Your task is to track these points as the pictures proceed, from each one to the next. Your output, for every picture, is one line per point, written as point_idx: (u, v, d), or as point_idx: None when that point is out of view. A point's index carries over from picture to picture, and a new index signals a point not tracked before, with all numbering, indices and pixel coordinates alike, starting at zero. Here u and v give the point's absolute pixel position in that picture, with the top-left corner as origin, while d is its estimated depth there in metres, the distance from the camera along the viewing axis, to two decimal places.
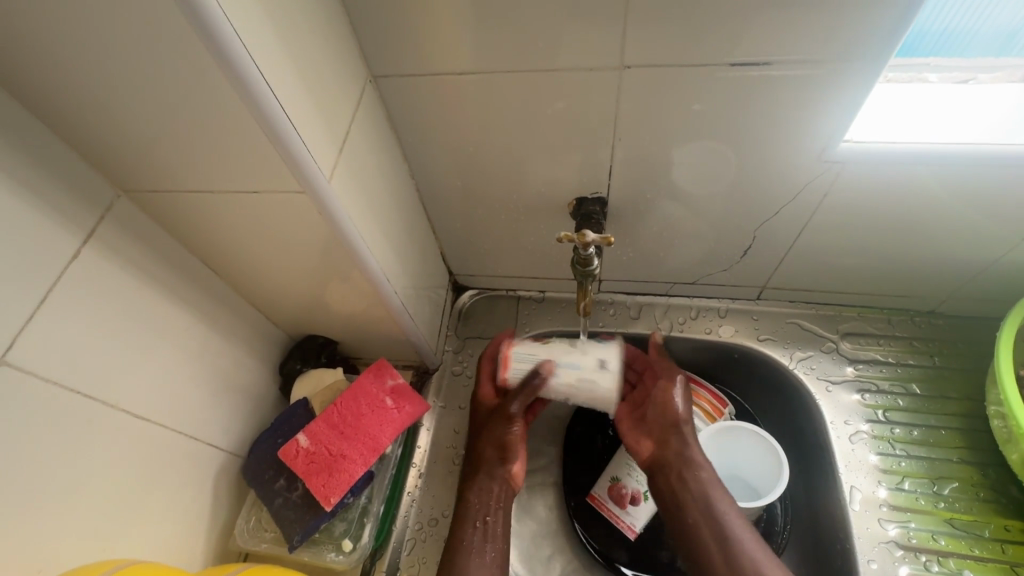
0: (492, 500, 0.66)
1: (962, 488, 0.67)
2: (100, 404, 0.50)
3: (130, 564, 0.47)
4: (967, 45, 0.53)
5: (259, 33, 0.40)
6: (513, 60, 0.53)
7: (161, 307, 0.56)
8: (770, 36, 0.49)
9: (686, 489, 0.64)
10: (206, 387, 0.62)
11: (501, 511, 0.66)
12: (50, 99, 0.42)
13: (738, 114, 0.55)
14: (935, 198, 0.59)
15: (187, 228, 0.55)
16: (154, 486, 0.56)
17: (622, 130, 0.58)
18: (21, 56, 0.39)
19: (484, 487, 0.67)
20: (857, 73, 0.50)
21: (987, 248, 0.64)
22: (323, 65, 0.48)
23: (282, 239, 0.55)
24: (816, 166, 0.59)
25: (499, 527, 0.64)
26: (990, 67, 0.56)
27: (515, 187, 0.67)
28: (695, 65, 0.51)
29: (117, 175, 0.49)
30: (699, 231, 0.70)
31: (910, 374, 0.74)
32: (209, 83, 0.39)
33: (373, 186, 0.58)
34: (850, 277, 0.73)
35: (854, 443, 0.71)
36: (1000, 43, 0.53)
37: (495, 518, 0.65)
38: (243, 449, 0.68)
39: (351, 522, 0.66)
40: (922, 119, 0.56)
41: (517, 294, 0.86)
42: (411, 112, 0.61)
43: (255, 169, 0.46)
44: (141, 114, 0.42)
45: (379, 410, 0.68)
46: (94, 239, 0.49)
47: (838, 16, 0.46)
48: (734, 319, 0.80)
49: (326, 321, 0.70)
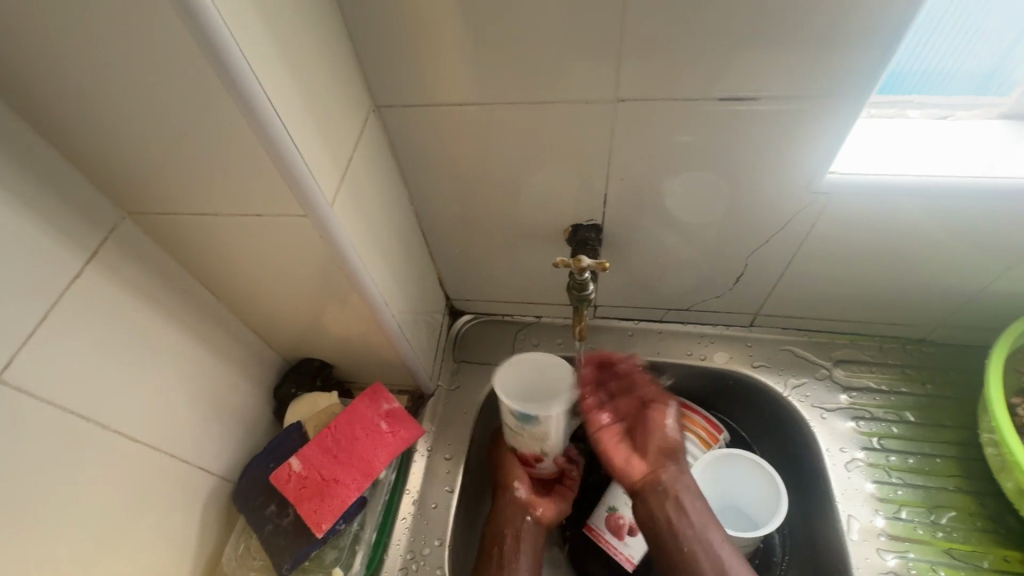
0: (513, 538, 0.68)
1: (960, 517, 0.66)
2: (92, 425, 0.50)
3: None
4: (948, 84, 0.59)
5: (268, 65, 0.41)
6: (510, 93, 0.55)
7: (158, 327, 0.56)
8: (755, 75, 0.51)
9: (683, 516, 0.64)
10: (198, 409, 0.61)
11: (524, 549, 0.67)
12: (63, 123, 0.43)
13: (728, 147, 0.57)
14: (922, 227, 0.61)
15: (189, 251, 0.56)
16: (142, 510, 0.55)
17: (617, 159, 0.60)
18: (40, 83, 0.41)
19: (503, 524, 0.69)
20: (839, 109, 0.53)
21: (974, 276, 0.66)
22: (329, 95, 0.50)
23: (282, 261, 0.56)
24: (806, 197, 0.60)
25: (518, 563, 0.66)
26: (969, 105, 0.60)
27: (512, 214, 0.69)
28: (685, 99, 0.54)
29: (123, 198, 0.50)
30: (693, 259, 0.71)
31: (903, 402, 0.74)
32: (219, 109, 0.41)
33: (372, 211, 0.59)
34: (840, 304, 0.74)
35: (850, 471, 0.70)
36: (980, 81, 0.58)
37: (513, 553, 0.66)
38: (234, 474, 0.67)
39: (342, 550, 0.64)
40: (904, 152, 0.58)
41: (513, 319, 0.87)
42: (411, 141, 0.63)
43: (259, 193, 0.47)
44: (150, 139, 0.44)
45: (373, 434, 0.67)
46: (97, 259, 0.49)
47: (819, 55, 0.49)
48: (728, 347, 0.81)
49: (323, 344, 0.70)
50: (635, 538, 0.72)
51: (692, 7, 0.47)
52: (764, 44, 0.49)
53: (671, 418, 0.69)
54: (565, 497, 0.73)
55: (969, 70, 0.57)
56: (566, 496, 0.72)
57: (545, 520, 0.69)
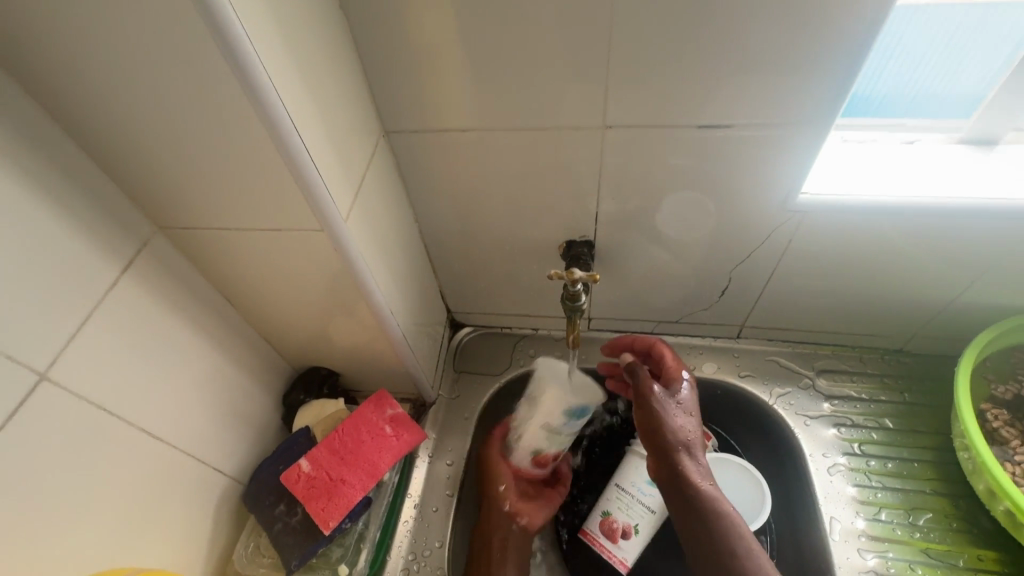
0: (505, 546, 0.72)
1: (936, 518, 0.69)
2: (122, 423, 0.53)
3: None
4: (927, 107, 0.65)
5: (294, 96, 0.47)
6: (510, 119, 0.61)
7: (182, 333, 0.60)
8: (732, 105, 0.56)
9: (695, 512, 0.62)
10: (214, 412, 0.65)
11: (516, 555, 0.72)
12: (108, 145, 0.48)
13: (709, 169, 0.62)
14: (889, 243, 0.66)
15: (212, 263, 0.60)
16: (162, 507, 0.58)
17: (608, 180, 0.65)
18: (91, 110, 0.45)
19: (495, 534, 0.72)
20: (810, 135, 0.58)
21: (943, 288, 0.70)
22: (344, 122, 0.55)
23: (297, 273, 0.60)
24: (782, 214, 0.65)
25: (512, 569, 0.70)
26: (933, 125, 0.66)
27: (510, 230, 0.74)
28: (670, 126, 0.59)
29: (156, 213, 0.55)
30: (681, 273, 0.76)
31: (882, 410, 0.78)
32: (251, 135, 0.46)
33: (381, 226, 0.64)
34: (820, 316, 0.79)
35: (832, 475, 0.73)
36: (956, 103, 0.64)
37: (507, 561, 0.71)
38: (245, 476, 0.70)
39: (348, 547, 0.67)
40: (870, 174, 0.63)
41: (511, 331, 0.91)
42: (418, 162, 0.68)
43: (281, 210, 0.52)
44: (186, 160, 0.49)
45: (378, 438, 0.71)
46: (132, 269, 0.54)
47: (788, 87, 0.54)
48: (716, 357, 0.85)
49: (331, 352, 0.74)
50: (629, 541, 0.74)
51: (675, 45, 0.52)
52: (738, 78, 0.54)
53: (687, 390, 0.69)
54: (553, 501, 0.76)
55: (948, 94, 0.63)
56: (555, 500, 0.76)
57: (531, 527, 0.73)
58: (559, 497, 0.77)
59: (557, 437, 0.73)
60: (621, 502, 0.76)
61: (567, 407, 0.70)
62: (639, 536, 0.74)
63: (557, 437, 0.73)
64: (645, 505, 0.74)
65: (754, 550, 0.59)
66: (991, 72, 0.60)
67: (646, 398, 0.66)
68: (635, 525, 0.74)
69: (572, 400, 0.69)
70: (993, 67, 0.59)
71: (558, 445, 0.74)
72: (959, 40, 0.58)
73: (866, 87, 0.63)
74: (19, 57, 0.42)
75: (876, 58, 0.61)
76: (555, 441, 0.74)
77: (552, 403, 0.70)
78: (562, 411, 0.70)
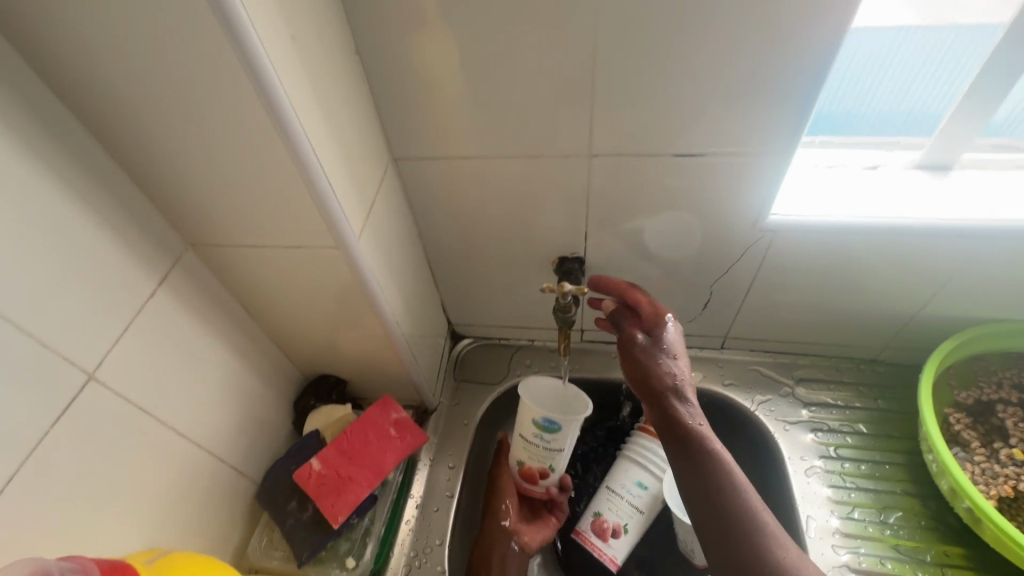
0: (504, 558, 0.75)
1: (905, 516, 0.74)
2: (155, 422, 0.59)
3: (169, 554, 0.54)
4: (889, 125, 0.72)
5: (317, 131, 0.53)
6: (507, 148, 0.67)
7: (208, 341, 0.65)
8: (707, 135, 0.63)
9: (690, 462, 0.59)
10: (233, 415, 0.70)
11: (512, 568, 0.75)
12: (150, 172, 0.54)
13: (688, 191, 0.69)
14: (854, 260, 0.72)
15: (235, 277, 0.66)
16: (185, 501, 0.63)
17: (596, 202, 0.71)
18: (139, 143, 0.52)
19: (495, 549, 0.75)
20: (776, 163, 0.64)
21: (908, 301, 0.76)
22: (358, 151, 0.62)
23: (312, 286, 0.66)
24: (755, 233, 0.71)
25: None
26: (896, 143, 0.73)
27: (507, 247, 0.80)
28: (651, 154, 0.65)
29: (188, 232, 0.61)
30: (665, 287, 0.82)
31: (857, 415, 0.83)
32: (279, 165, 0.52)
33: (389, 244, 0.70)
34: (797, 328, 0.84)
35: (809, 477, 0.78)
36: (915, 123, 0.71)
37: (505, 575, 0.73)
38: (258, 476, 0.75)
39: (354, 541, 0.72)
40: (834, 196, 0.70)
41: (508, 342, 0.97)
42: (423, 186, 0.74)
43: (301, 230, 0.58)
44: (219, 186, 0.55)
45: (383, 439, 0.76)
46: (166, 282, 0.59)
47: (758, 118, 0.61)
48: (701, 366, 0.90)
49: (340, 361, 0.80)
50: (618, 540, 0.78)
51: (655, 84, 0.59)
52: (711, 112, 0.61)
53: (672, 331, 0.65)
54: (550, 524, 0.80)
55: (910, 113, 0.70)
56: (552, 523, 0.80)
57: (530, 546, 0.77)
58: (557, 521, 0.81)
59: (534, 449, 0.76)
60: (612, 503, 0.80)
61: (533, 418, 0.73)
62: (628, 535, 0.78)
63: (536, 450, 0.76)
64: (633, 505, 0.79)
65: (752, 500, 0.56)
66: (946, 93, 0.67)
67: (629, 350, 0.65)
68: (624, 525, 0.78)
69: (537, 411, 0.72)
70: (941, 89, 0.67)
71: (539, 460, 0.77)
72: (913, 67, 0.65)
73: (829, 105, 0.71)
74: (81, 96, 0.48)
75: (838, 82, 0.68)
76: (535, 455, 0.76)
77: (525, 413, 0.74)
78: (532, 421, 0.74)
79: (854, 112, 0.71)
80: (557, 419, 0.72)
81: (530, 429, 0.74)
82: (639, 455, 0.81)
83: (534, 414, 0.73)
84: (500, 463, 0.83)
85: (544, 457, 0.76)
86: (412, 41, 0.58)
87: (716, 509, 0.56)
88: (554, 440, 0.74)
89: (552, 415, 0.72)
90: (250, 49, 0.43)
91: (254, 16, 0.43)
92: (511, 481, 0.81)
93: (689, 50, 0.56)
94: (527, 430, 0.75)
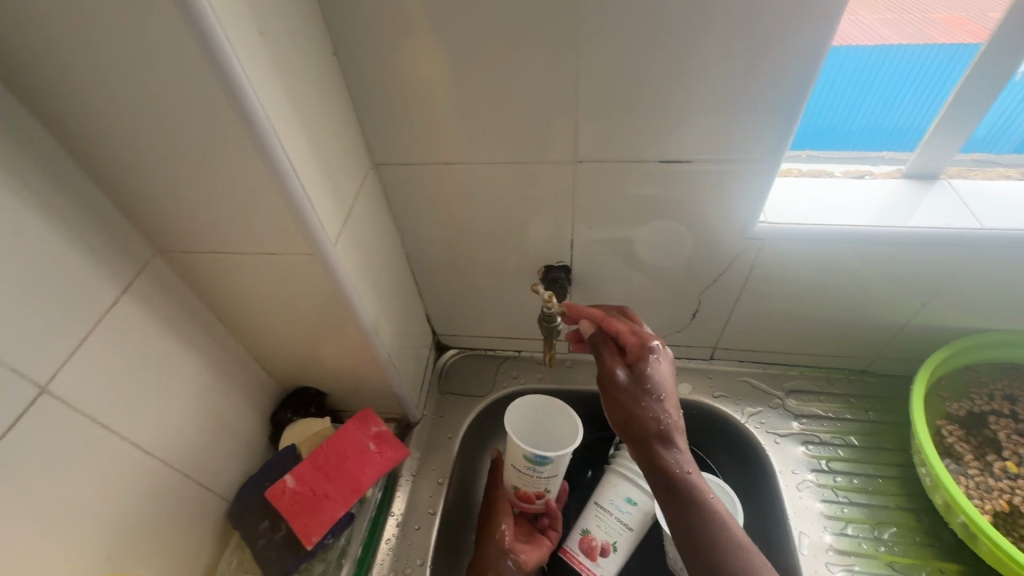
0: None
1: (900, 532, 0.72)
2: (114, 437, 0.55)
3: None
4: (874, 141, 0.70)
5: (292, 134, 0.51)
6: (491, 153, 0.66)
7: (177, 351, 0.62)
8: (694, 143, 0.62)
9: (676, 507, 0.58)
10: (203, 429, 0.67)
11: None
12: (114, 174, 0.52)
13: (674, 198, 0.67)
14: (844, 269, 0.71)
15: (207, 285, 0.64)
16: (147, 520, 0.59)
17: (581, 209, 0.70)
18: (101, 143, 0.49)
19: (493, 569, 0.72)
20: (761, 172, 0.63)
21: (898, 311, 0.75)
22: (337, 155, 0.60)
23: (288, 294, 0.64)
24: (743, 242, 0.70)
25: None
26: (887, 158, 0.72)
27: (493, 256, 0.78)
28: (637, 162, 0.64)
29: (157, 239, 0.58)
30: (653, 296, 0.80)
31: (848, 428, 0.81)
32: (250, 168, 0.50)
33: (369, 251, 0.68)
34: (788, 338, 0.83)
35: (801, 491, 0.76)
36: (902, 139, 0.69)
37: None
38: (231, 493, 0.72)
39: (329, 563, 0.70)
40: (822, 205, 0.69)
41: (494, 353, 0.95)
42: (405, 194, 0.72)
43: (275, 237, 0.56)
44: (186, 189, 0.53)
45: (362, 454, 0.73)
46: (132, 289, 0.57)
47: (745, 126, 0.60)
48: (690, 378, 0.88)
49: (319, 373, 0.77)
50: (607, 559, 0.76)
51: (641, 89, 0.58)
52: (698, 120, 0.60)
53: (657, 368, 0.63)
54: (545, 545, 0.77)
55: (902, 127, 0.67)
56: (545, 544, 0.77)
57: (527, 566, 0.73)
58: (550, 542, 0.78)
59: (526, 478, 0.74)
60: (600, 520, 0.77)
61: (523, 452, 0.70)
62: (618, 554, 0.76)
63: (530, 478, 0.74)
64: (622, 522, 0.76)
65: (738, 539, 0.56)
66: (927, 109, 0.65)
67: (610, 386, 0.63)
68: (614, 542, 0.76)
69: (527, 447, 0.69)
70: (925, 106, 0.65)
71: (534, 486, 0.75)
72: (902, 81, 0.63)
73: (815, 121, 0.69)
74: (37, 93, 0.46)
75: (826, 97, 0.66)
76: (528, 482, 0.74)
77: (515, 448, 0.71)
78: (522, 456, 0.71)
79: (840, 127, 0.69)
80: (548, 455, 0.69)
81: (521, 462, 0.72)
82: (628, 469, 0.79)
83: (523, 450, 0.70)
84: (491, 482, 0.81)
85: (538, 483, 0.74)
86: (392, 42, 0.57)
87: (697, 551, 0.56)
88: (547, 471, 0.72)
89: (542, 452, 0.69)
90: (216, 45, 0.41)
91: (221, 11, 0.41)
92: (506, 501, 0.78)
93: (674, 53, 0.54)
94: (516, 461, 0.72)
